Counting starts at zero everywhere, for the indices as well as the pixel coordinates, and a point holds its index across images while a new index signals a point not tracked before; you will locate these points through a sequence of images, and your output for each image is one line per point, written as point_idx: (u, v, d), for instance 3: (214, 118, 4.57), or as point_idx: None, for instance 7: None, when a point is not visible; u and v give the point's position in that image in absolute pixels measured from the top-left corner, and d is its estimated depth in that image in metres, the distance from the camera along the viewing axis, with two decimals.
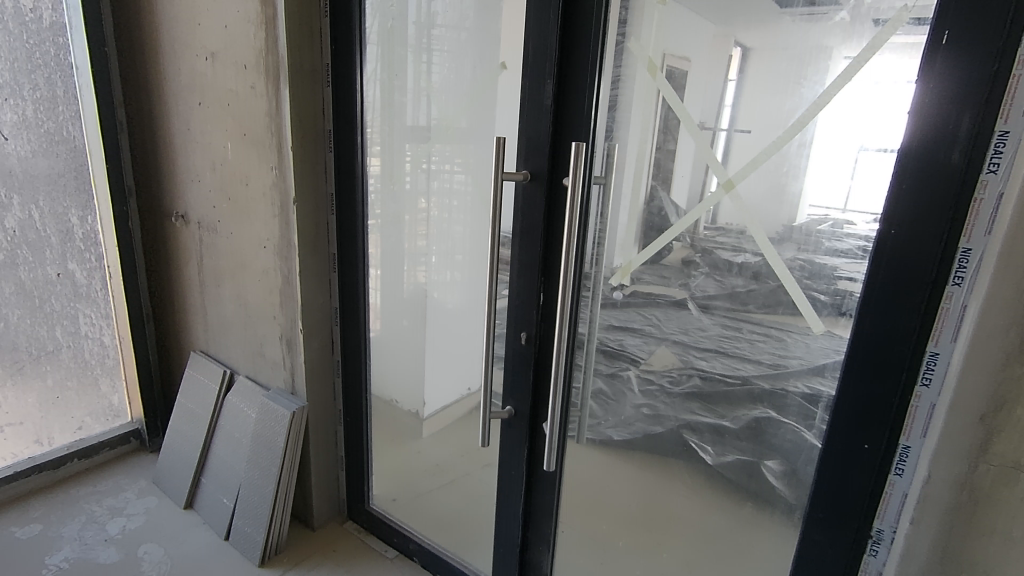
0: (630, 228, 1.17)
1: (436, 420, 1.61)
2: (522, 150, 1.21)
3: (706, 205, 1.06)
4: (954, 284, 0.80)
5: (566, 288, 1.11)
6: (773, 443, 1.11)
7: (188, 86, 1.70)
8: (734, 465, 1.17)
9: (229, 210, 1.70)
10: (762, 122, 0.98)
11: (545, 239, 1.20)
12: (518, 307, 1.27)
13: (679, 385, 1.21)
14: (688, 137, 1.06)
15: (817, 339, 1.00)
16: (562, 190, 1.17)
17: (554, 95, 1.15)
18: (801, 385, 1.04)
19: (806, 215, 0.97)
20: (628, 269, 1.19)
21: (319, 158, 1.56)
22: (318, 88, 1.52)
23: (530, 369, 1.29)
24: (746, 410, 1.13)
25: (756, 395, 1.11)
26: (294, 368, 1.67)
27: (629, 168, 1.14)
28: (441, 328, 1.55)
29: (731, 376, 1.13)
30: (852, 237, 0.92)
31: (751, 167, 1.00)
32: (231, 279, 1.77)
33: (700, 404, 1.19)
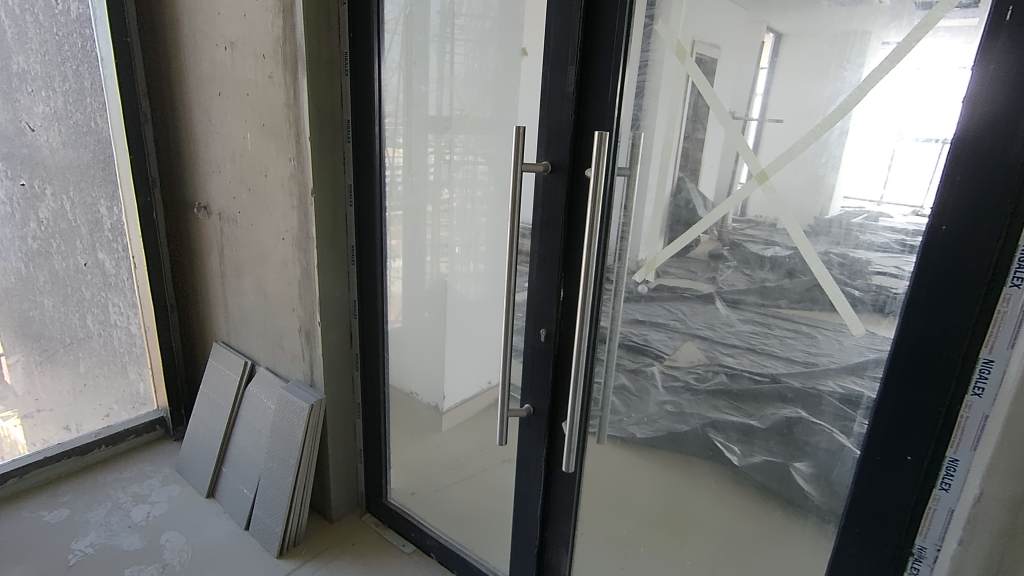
0: (655, 220, 1.12)
1: (456, 413, 1.59)
2: (543, 140, 1.16)
3: (737, 198, 1.00)
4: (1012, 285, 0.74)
5: (588, 285, 1.07)
6: (805, 446, 1.05)
7: (208, 76, 1.70)
8: (763, 467, 1.12)
9: (249, 200, 1.69)
10: (799, 109, 0.91)
11: (566, 233, 1.15)
12: (537, 303, 1.23)
13: (705, 383, 1.15)
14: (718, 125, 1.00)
15: (854, 338, 0.93)
16: (584, 181, 1.12)
17: (577, 82, 1.10)
18: (835, 385, 0.98)
19: (840, 208, 0.90)
20: (654, 264, 1.14)
21: (337, 149, 1.53)
22: (336, 78, 1.49)
23: (549, 367, 1.25)
24: (776, 410, 1.07)
25: (788, 395, 1.04)
26: (313, 361, 1.66)
27: (655, 157, 1.08)
28: (462, 320, 1.51)
29: (761, 375, 1.07)
30: (888, 230, 0.86)
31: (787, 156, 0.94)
32: (250, 270, 1.77)
33: (726, 402, 1.14)
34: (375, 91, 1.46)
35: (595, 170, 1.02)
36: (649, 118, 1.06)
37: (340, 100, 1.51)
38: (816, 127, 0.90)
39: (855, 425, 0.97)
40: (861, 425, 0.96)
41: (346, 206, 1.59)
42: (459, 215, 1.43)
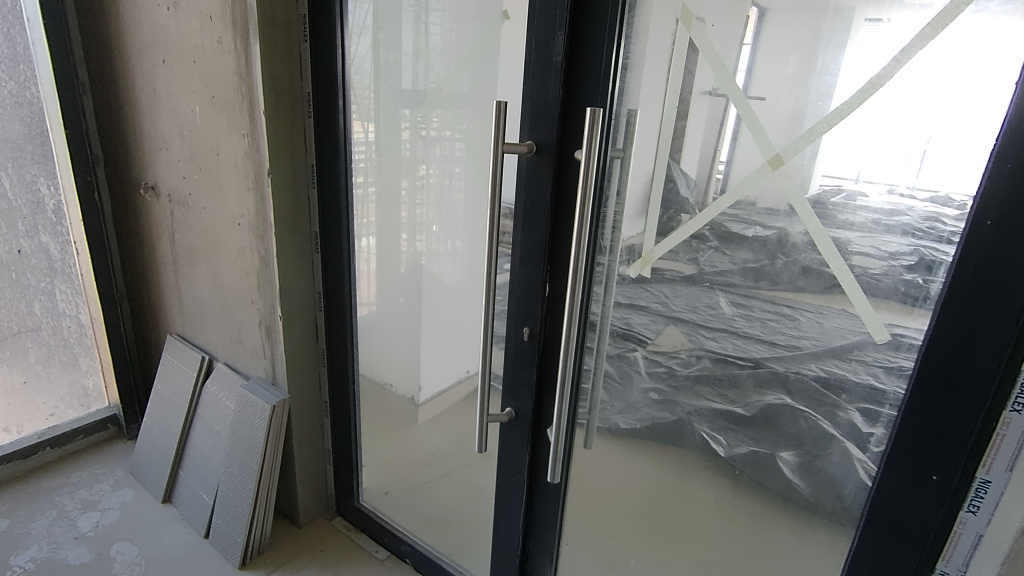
0: (652, 209, 0.99)
1: (433, 406, 1.48)
2: (526, 117, 1.03)
3: (750, 181, 0.87)
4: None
5: (577, 281, 0.95)
6: (791, 435, 0.97)
7: (151, 41, 1.51)
8: (749, 458, 1.03)
9: (200, 181, 1.52)
10: (822, 85, 0.79)
11: (552, 222, 1.03)
12: (519, 299, 1.11)
13: (688, 368, 1.05)
14: (728, 101, 0.86)
15: (836, 317, 0.85)
16: (573, 164, 0.99)
17: (566, 50, 0.96)
18: (816, 368, 0.90)
19: (818, 185, 0.82)
20: (649, 258, 1.01)
21: (296, 125, 1.38)
22: (294, 44, 1.33)
23: (532, 369, 1.14)
24: (761, 396, 0.98)
25: (767, 381, 0.96)
26: (275, 358, 1.52)
27: (653, 137, 0.96)
28: (438, 306, 1.39)
29: (741, 359, 0.98)
30: (864, 210, 0.79)
31: (807, 140, 0.81)
32: (205, 258, 1.62)
33: (711, 389, 1.04)
34: (339, 59, 1.30)
35: (586, 151, 0.90)
36: (644, 93, 0.94)
37: (299, 70, 1.35)
38: (842, 106, 0.78)
39: (840, 410, 0.90)
40: (846, 410, 0.89)
41: (308, 188, 1.44)
42: (435, 199, 1.30)
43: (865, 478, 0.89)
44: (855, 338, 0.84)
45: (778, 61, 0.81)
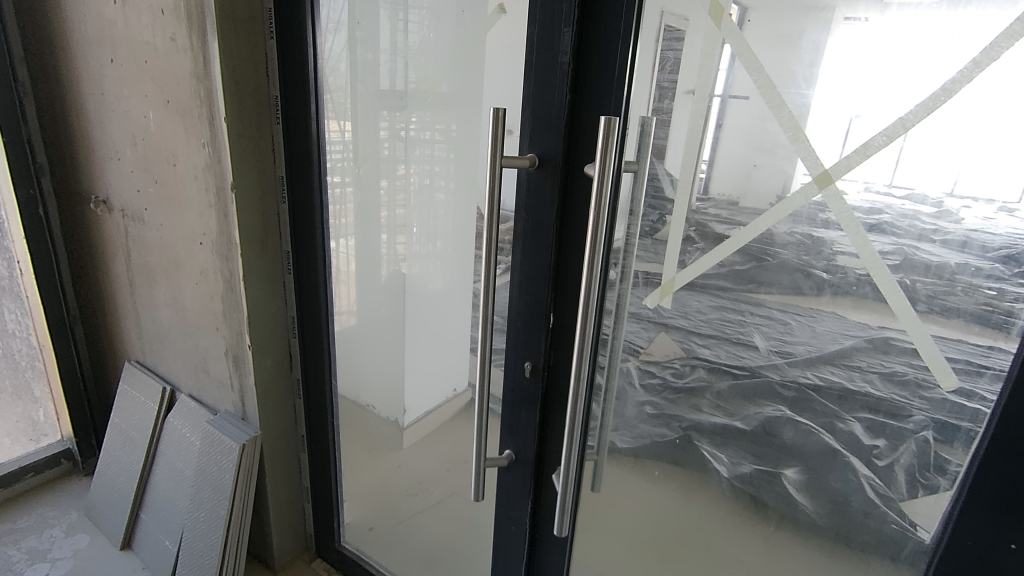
0: (675, 233, 0.86)
1: (418, 428, 1.32)
2: (526, 127, 0.90)
3: (795, 201, 0.75)
4: (992, 257, 0.64)
5: (586, 314, 0.83)
6: (791, 450, 0.85)
7: (97, 37, 1.34)
8: (753, 478, 0.90)
9: (156, 195, 1.36)
10: (881, 90, 0.66)
11: (558, 245, 0.90)
12: (521, 331, 0.98)
13: (683, 378, 0.93)
14: (766, 109, 0.74)
15: (833, 320, 0.76)
16: (582, 181, 0.87)
17: (575, 49, 0.83)
18: (812, 377, 0.80)
19: (801, 183, 0.74)
20: (671, 287, 0.89)
21: (261, 133, 1.22)
22: (260, 43, 1.18)
23: (535, 408, 1.01)
24: (758, 408, 0.86)
25: (761, 392, 0.85)
26: (245, 391, 1.37)
27: (673, 149, 0.83)
28: (422, 319, 1.23)
29: (733, 367, 0.87)
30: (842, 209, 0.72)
31: (863, 157, 0.69)
32: (164, 279, 1.45)
33: (707, 402, 0.91)
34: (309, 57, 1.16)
35: (599, 166, 0.77)
36: (663, 99, 0.82)
37: (264, 70, 1.20)
38: (907, 116, 0.66)
39: (840, 422, 0.80)
40: (847, 421, 0.79)
41: (277, 203, 1.29)
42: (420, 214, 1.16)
43: (874, 497, 0.79)
44: (854, 343, 0.75)
45: (829, 61, 0.69)
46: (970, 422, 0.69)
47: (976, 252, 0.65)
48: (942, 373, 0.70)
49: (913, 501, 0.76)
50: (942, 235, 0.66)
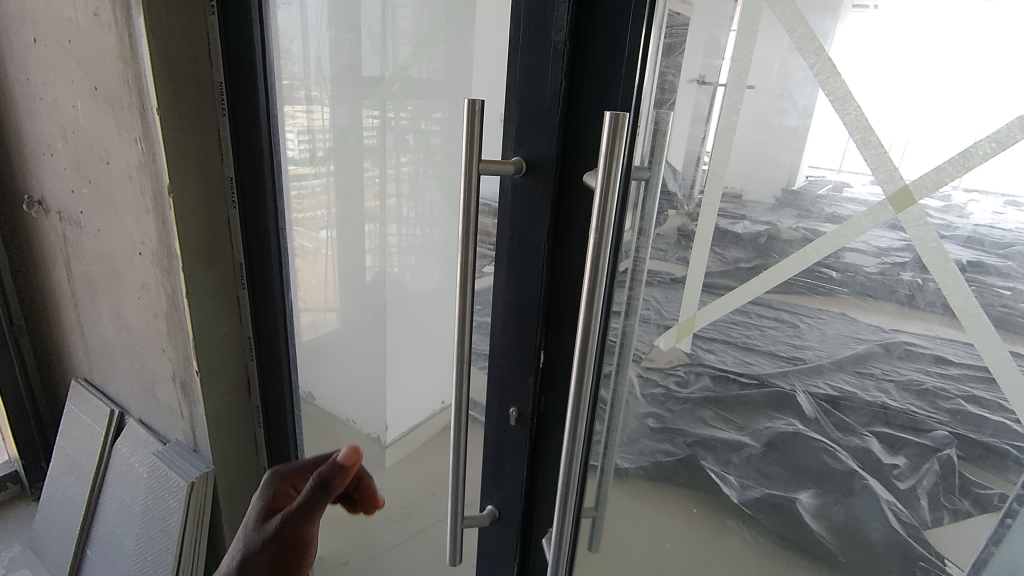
0: (699, 258, 0.70)
1: (400, 447, 1.17)
2: (512, 125, 0.72)
3: (865, 222, 0.56)
4: (1001, 257, 0.49)
5: (584, 361, 0.66)
6: (808, 471, 0.67)
7: (19, 12, 1.15)
8: (768, 505, 0.72)
9: (91, 196, 1.19)
10: (945, 113, 0.50)
11: (549, 271, 0.73)
12: (505, 371, 0.82)
13: (687, 389, 0.76)
14: (830, 104, 0.56)
15: (841, 322, 0.61)
16: (580, 192, 0.69)
17: (573, 24, 0.64)
18: (824, 386, 0.63)
19: (806, 177, 0.59)
20: (689, 326, 0.73)
21: (203, 126, 1.04)
22: (200, 20, 1.00)
23: (521, 461, 0.84)
24: (768, 422, 0.69)
25: (770, 404, 0.68)
26: (194, 421, 1.21)
27: (700, 153, 0.66)
28: (406, 322, 1.07)
29: (738, 373, 0.70)
30: (849, 203, 0.57)
31: (963, 169, 0.49)
32: (105, 291, 1.28)
33: (714, 411, 0.74)
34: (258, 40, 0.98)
35: (601, 175, 0.60)
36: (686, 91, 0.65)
37: (209, 55, 1.02)
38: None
39: (854, 436, 0.62)
40: (862, 436, 0.62)
41: (227, 207, 1.11)
42: (393, 223, 1.01)
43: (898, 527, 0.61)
44: (866, 348, 0.59)
45: (901, 55, 0.51)
46: (996, 437, 0.53)
47: (980, 250, 0.50)
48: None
49: (938, 529, 0.59)
50: (954, 232, 0.51)
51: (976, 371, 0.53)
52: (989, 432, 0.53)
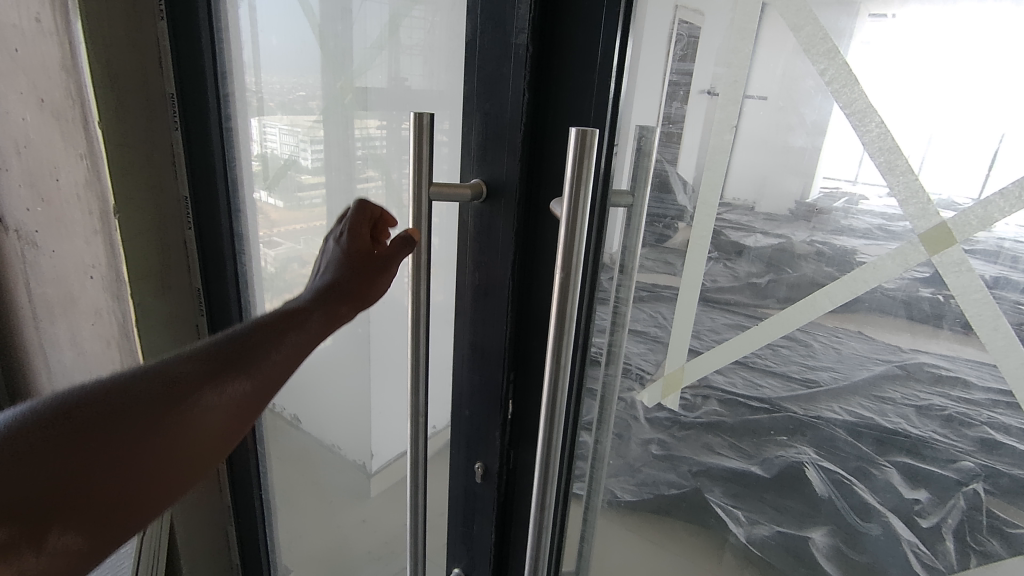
0: (688, 296, 0.62)
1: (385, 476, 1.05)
2: (473, 141, 0.63)
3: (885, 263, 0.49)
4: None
5: (552, 420, 0.56)
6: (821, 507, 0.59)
7: None
8: (777, 546, 0.64)
9: (43, 215, 1.11)
10: (976, 121, 0.43)
11: (517, 309, 0.66)
12: (469, 419, 0.73)
13: (695, 413, 0.65)
14: (845, 118, 0.48)
15: (853, 343, 0.53)
16: (547, 222, 0.61)
17: (535, 27, 0.56)
18: (840, 412, 0.55)
19: (821, 189, 0.51)
20: (677, 380, 0.66)
21: (153, 141, 0.99)
22: (150, 31, 0.95)
23: (490, 521, 0.74)
24: (780, 449, 0.61)
25: (762, 428, 0.61)
26: None
27: (689, 175, 0.58)
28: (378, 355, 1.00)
29: (748, 398, 0.61)
30: (867, 217, 0.49)
31: (1017, 202, 0.42)
32: (62, 315, 1.20)
33: (721, 439, 0.65)
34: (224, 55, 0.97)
35: (567, 205, 0.50)
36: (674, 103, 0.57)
37: (164, 67, 0.98)
38: None
39: (872, 466, 0.55)
40: (880, 467, 0.54)
41: (182, 233, 1.06)
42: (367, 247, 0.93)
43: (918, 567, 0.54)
44: (886, 368, 0.52)
45: (930, 62, 0.44)
46: None
47: (1004, 266, 0.44)
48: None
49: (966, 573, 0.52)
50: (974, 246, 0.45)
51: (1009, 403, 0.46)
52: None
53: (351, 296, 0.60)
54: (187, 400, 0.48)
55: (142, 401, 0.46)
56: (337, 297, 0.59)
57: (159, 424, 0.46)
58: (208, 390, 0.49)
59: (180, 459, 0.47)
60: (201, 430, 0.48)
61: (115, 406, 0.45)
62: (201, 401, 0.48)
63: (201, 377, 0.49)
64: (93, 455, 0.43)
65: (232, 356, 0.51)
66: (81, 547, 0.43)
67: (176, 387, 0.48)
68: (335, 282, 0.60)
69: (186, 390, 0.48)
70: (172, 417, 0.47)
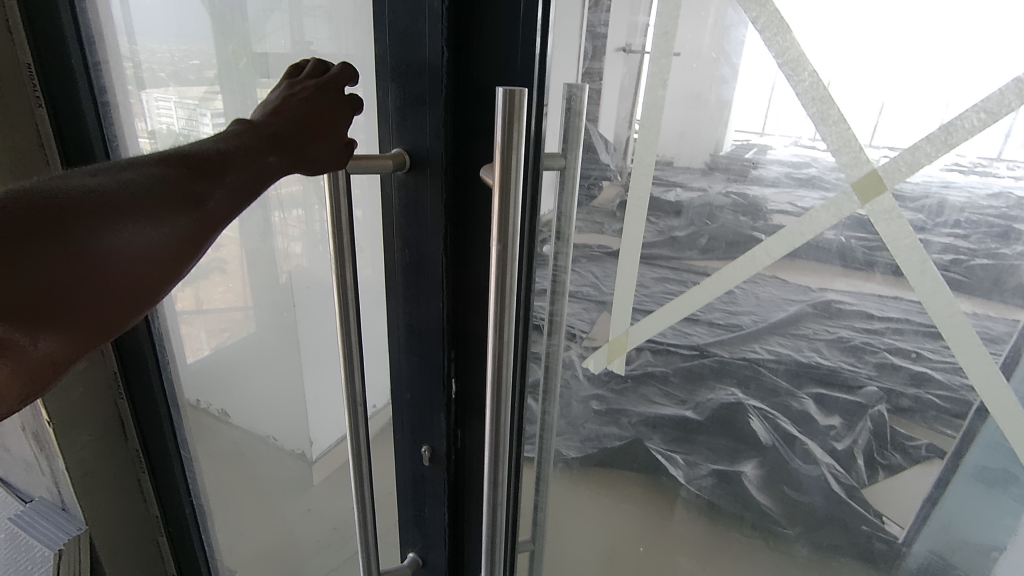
0: (629, 257, 0.62)
1: (327, 463, 1.00)
2: (392, 108, 0.58)
3: (815, 217, 0.50)
4: (955, 233, 0.45)
5: (497, 397, 0.54)
6: (752, 443, 0.62)
7: None
8: (714, 483, 0.67)
9: None
10: (904, 69, 0.43)
11: (455, 284, 0.63)
12: (412, 402, 0.70)
13: (631, 366, 0.67)
14: (777, 67, 0.48)
15: (773, 289, 0.55)
16: (480, 192, 0.58)
17: None
18: (762, 352, 0.58)
19: (732, 141, 0.52)
20: (622, 346, 0.66)
21: (14, 121, 0.85)
22: None
23: (441, 503, 0.73)
24: (709, 394, 0.63)
25: (707, 375, 0.62)
26: (58, 476, 1.00)
27: (620, 135, 0.57)
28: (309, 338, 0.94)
29: (680, 346, 0.62)
30: (776, 165, 0.50)
31: (942, 148, 0.43)
32: None
33: (656, 389, 0.66)
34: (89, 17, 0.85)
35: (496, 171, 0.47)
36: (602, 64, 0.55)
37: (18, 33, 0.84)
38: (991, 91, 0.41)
39: (792, 399, 0.58)
40: (800, 399, 0.57)
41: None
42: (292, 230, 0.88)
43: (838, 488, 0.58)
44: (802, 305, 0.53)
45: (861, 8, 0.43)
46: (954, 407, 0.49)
47: (926, 216, 0.45)
48: (979, 376, 0.47)
49: (874, 487, 0.56)
50: (903, 196, 0.46)
51: (910, 319, 0.48)
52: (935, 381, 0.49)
53: (340, 123, 0.51)
54: (163, 210, 0.36)
55: (132, 187, 0.35)
56: (314, 121, 0.49)
57: (164, 218, 0.36)
58: (208, 185, 0.39)
59: (180, 265, 0.38)
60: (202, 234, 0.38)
61: (100, 192, 0.34)
62: (205, 201, 0.38)
63: (195, 172, 0.39)
64: (90, 240, 0.32)
65: (222, 157, 0.41)
66: (59, 360, 0.33)
67: (152, 193, 0.36)
68: (318, 107, 0.50)
69: (185, 184, 0.38)
70: (181, 217, 0.37)
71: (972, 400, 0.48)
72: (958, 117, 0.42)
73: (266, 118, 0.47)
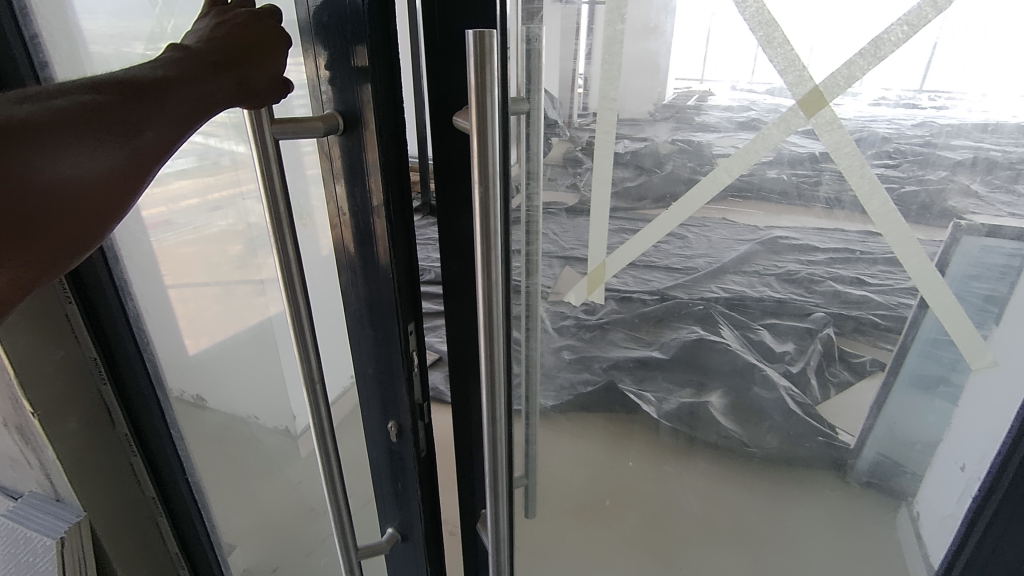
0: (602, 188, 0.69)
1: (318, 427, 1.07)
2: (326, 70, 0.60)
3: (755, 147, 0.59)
4: (887, 154, 0.53)
5: (491, 332, 0.58)
6: (711, 369, 0.94)
7: None
8: (682, 407, 0.93)
9: None
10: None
11: (400, 241, 0.65)
12: (375, 376, 0.74)
13: (597, 315, 0.83)
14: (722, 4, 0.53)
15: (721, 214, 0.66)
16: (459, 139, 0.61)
17: None
18: (718, 292, 0.82)
19: (674, 90, 0.60)
20: (599, 275, 0.75)
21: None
22: None
23: (415, 480, 0.78)
24: (674, 334, 0.90)
25: (674, 316, 0.89)
26: (49, 467, 1.00)
27: (583, 78, 0.62)
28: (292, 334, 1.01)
29: (645, 294, 0.85)
30: (714, 110, 0.59)
31: (875, 60, 0.50)
32: None
33: (628, 336, 0.90)
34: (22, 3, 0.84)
35: (473, 118, 0.50)
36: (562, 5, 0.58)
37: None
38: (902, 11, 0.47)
39: (750, 331, 0.83)
40: (757, 332, 0.82)
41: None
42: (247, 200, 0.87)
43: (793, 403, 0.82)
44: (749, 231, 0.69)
45: None
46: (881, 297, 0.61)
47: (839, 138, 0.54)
48: (916, 266, 0.56)
49: (825, 403, 0.78)
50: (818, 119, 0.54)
51: (841, 251, 0.62)
52: (875, 298, 0.63)
53: (273, 53, 0.50)
54: (94, 142, 0.36)
55: (71, 116, 0.35)
56: (244, 49, 0.48)
57: (102, 148, 0.36)
58: (146, 115, 0.39)
59: (123, 200, 0.38)
60: (146, 162, 0.39)
61: (29, 119, 0.34)
62: (140, 132, 0.38)
63: (126, 95, 0.38)
64: (25, 171, 0.33)
65: (160, 83, 0.41)
66: None
67: (78, 123, 0.35)
68: (247, 33, 0.49)
69: (112, 112, 0.37)
70: (114, 150, 0.37)
71: (913, 296, 0.58)
72: (885, 31, 0.48)
73: (203, 42, 0.46)
